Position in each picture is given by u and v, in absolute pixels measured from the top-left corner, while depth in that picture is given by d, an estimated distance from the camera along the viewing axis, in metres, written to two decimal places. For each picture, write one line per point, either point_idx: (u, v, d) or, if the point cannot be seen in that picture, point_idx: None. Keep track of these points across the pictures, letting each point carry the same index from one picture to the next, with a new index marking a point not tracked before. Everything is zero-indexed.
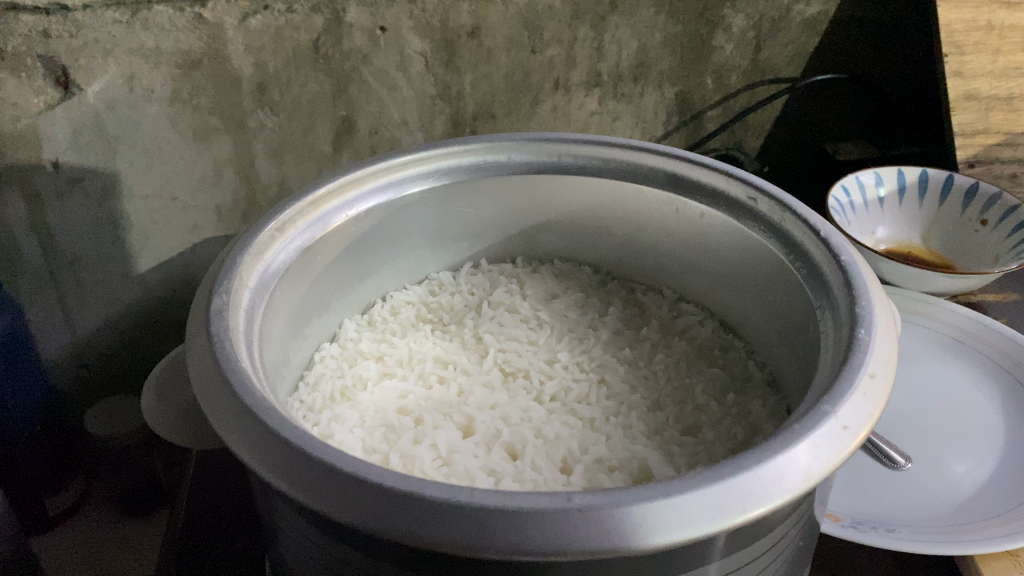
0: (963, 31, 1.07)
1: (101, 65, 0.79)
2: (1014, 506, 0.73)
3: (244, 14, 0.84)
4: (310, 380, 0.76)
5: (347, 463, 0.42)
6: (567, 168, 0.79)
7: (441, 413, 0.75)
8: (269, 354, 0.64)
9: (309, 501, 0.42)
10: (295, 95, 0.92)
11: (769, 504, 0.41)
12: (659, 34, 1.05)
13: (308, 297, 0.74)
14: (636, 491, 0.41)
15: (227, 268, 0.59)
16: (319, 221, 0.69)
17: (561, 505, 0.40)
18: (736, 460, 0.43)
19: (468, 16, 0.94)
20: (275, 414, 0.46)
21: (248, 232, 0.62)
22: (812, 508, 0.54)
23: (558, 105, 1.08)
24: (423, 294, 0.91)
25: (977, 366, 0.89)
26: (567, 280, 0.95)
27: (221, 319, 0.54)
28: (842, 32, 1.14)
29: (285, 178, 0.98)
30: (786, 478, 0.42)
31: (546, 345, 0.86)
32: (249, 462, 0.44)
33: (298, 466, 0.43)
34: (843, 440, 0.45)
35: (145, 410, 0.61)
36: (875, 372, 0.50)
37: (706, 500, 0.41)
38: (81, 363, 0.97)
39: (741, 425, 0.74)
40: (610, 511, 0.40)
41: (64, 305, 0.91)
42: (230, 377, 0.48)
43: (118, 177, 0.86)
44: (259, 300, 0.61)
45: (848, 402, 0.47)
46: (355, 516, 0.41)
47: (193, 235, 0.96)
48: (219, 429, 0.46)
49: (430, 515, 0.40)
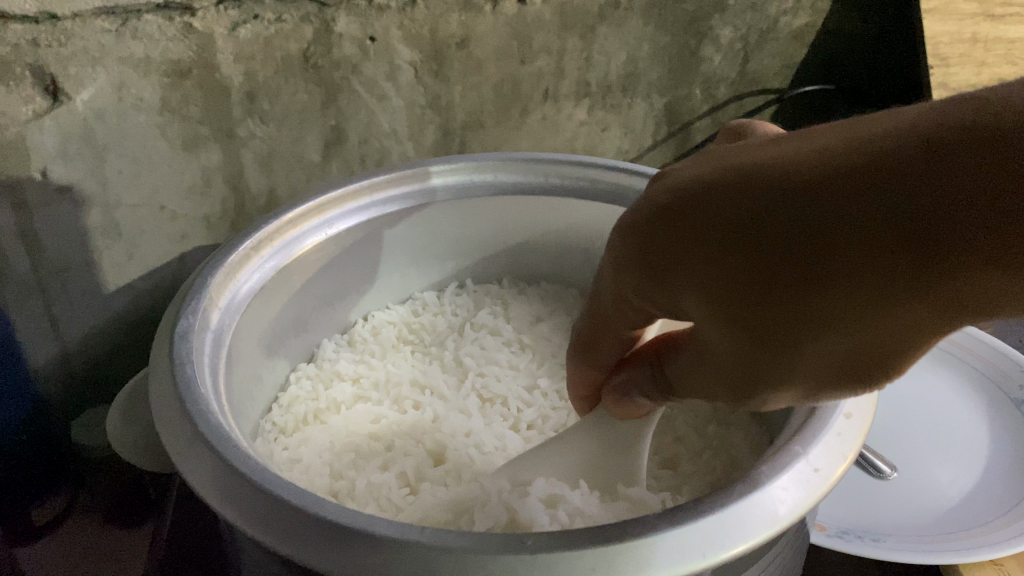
0: (948, 43, 1.05)
1: (90, 74, 0.79)
2: (998, 515, 0.74)
3: (234, 23, 0.84)
4: (284, 401, 0.76)
5: (299, 496, 0.41)
6: (548, 189, 0.79)
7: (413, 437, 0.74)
8: (238, 377, 0.64)
9: (261, 537, 0.40)
10: (285, 104, 0.92)
11: (730, 552, 0.40)
12: (647, 45, 1.07)
13: (284, 316, 0.74)
14: (597, 533, 0.40)
15: (198, 288, 0.59)
16: (295, 241, 0.69)
17: (513, 548, 0.39)
18: (699, 502, 0.42)
19: (458, 27, 0.95)
20: (230, 443, 0.45)
21: (221, 252, 0.62)
22: (790, 539, 0.52)
23: (547, 115, 1.09)
24: (406, 314, 0.90)
25: (960, 375, 0.90)
26: (554, 300, 0.94)
27: (188, 340, 0.54)
28: (831, 44, 1.19)
29: (273, 188, 0.98)
30: (751, 523, 0.41)
31: (527, 369, 0.87)
32: (200, 490, 0.43)
33: (247, 495, 0.42)
34: (814, 483, 0.44)
35: (109, 430, 0.57)
36: (851, 412, 0.48)
37: (664, 544, 0.40)
38: (69, 374, 0.96)
39: (721, 452, 0.73)
40: (563, 554, 0.39)
41: (52, 316, 0.90)
42: (189, 402, 0.47)
43: (107, 186, 0.86)
44: (230, 320, 0.61)
45: (820, 443, 0.46)
46: (305, 554, 0.39)
47: (182, 243, 0.96)
48: (173, 454, 0.45)
49: (377, 556, 0.39)
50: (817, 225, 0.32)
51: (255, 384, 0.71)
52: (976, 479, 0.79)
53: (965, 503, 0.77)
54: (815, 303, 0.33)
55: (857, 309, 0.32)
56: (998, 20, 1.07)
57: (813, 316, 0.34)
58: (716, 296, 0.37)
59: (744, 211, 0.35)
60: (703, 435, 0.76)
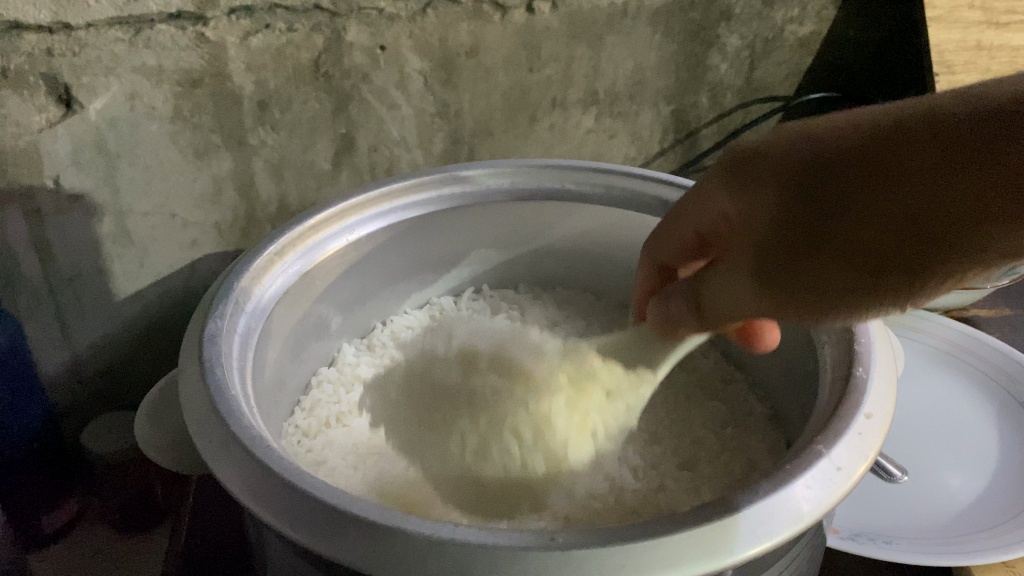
0: (952, 51, 1.06)
1: (102, 83, 0.80)
2: (1009, 518, 0.74)
3: (246, 33, 0.85)
4: (306, 406, 0.77)
5: (332, 495, 0.42)
6: (566, 194, 0.80)
7: (445, 356, 0.79)
8: (263, 382, 0.64)
9: (294, 535, 0.41)
10: (295, 113, 0.93)
11: (757, 547, 0.41)
12: (654, 53, 1.08)
13: (306, 322, 0.74)
14: (626, 529, 0.41)
15: (224, 293, 0.59)
16: (317, 247, 0.70)
17: (543, 543, 0.40)
18: (726, 501, 0.42)
19: (467, 35, 0.96)
20: (261, 443, 0.45)
21: (246, 257, 0.63)
22: (811, 538, 0.53)
23: (555, 122, 1.10)
24: (424, 319, 0.90)
25: (967, 378, 0.91)
26: (569, 308, 0.94)
27: (216, 344, 0.54)
28: (836, 53, 1.20)
29: (285, 196, 0.99)
30: (776, 521, 0.42)
31: None
32: (233, 490, 0.43)
33: (280, 495, 0.42)
34: (838, 482, 0.44)
35: (136, 432, 0.57)
36: (871, 412, 0.49)
37: (691, 540, 0.40)
38: (79, 379, 0.98)
39: (738, 461, 0.72)
40: (594, 551, 0.39)
41: (63, 322, 0.92)
42: (220, 405, 0.48)
43: (118, 194, 0.87)
44: (255, 324, 0.61)
45: (842, 443, 0.46)
46: (341, 553, 0.40)
47: (193, 251, 0.96)
48: (206, 455, 0.46)
49: (411, 552, 0.39)
50: (882, 143, 0.38)
51: (279, 387, 0.71)
52: (987, 484, 0.79)
53: (976, 506, 0.77)
54: (849, 187, 0.38)
55: (879, 201, 0.37)
56: (1003, 28, 1.08)
57: (844, 197, 0.38)
58: (783, 175, 0.42)
59: (840, 124, 0.41)
60: (718, 439, 0.76)
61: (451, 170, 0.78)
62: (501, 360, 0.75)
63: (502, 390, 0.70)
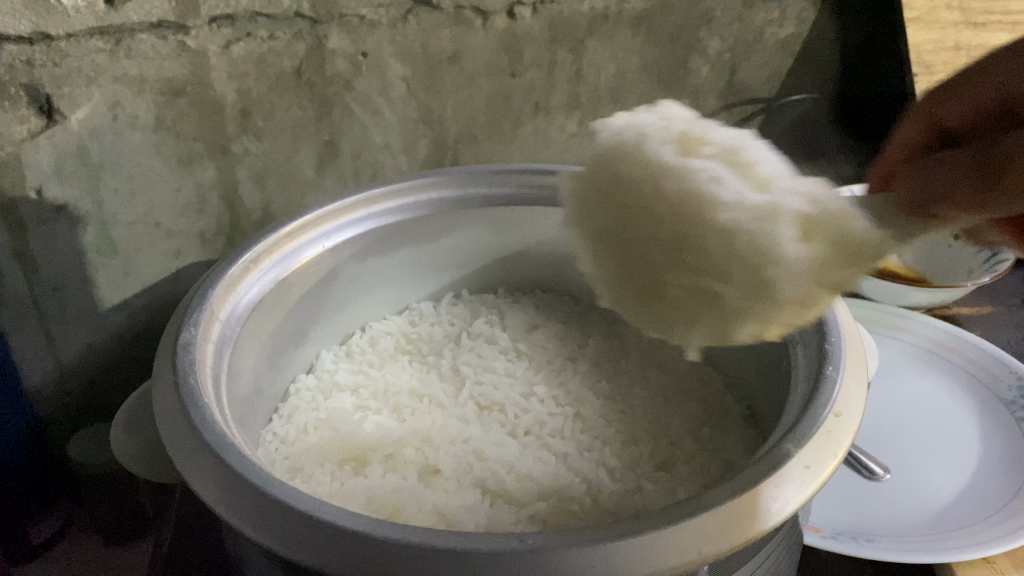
0: (931, 51, 1.06)
1: (85, 93, 0.80)
2: (988, 514, 0.74)
3: (227, 41, 0.85)
4: (284, 413, 0.77)
5: (303, 501, 0.42)
6: (540, 198, 0.80)
7: (657, 131, 0.53)
8: (241, 388, 0.65)
9: (266, 541, 0.41)
10: (278, 120, 0.93)
11: (726, 546, 0.41)
12: (636, 57, 1.08)
13: (283, 329, 0.75)
14: (595, 532, 0.41)
15: (199, 301, 0.59)
16: (293, 255, 0.70)
17: (513, 547, 0.40)
18: (696, 500, 0.43)
19: (449, 41, 0.96)
20: (232, 450, 0.45)
21: (221, 265, 0.63)
22: (785, 537, 0.53)
23: (539, 128, 1.10)
24: (403, 325, 0.90)
25: (948, 377, 0.92)
26: (548, 311, 0.94)
27: (189, 352, 0.54)
28: (815, 55, 1.20)
29: (268, 203, 0.99)
30: (745, 520, 0.42)
31: (524, 377, 0.85)
32: (206, 497, 0.44)
33: (252, 502, 0.42)
34: (805, 480, 0.44)
35: (113, 445, 0.57)
36: (840, 411, 0.49)
37: (659, 540, 0.40)
38: (65, 389, 0.96)
39: (715, 462, 0.72)
40: (565, 552, 0.39)
41: (48, 334, 0.91)
42: (193, 413, 0.48)
43: (102, 204, 0.87)
44: (230, 332, 0.61)
45: (811, 441, 0.46)
46: (310, 559, 0.40)
47: (177, 260, 0.96)
48: (179, 464, 0.46)
49: (380, 558, 0.40)
50: None
51: (256, 394, 0.71)
52: (967, 480, 0.80)
53: (957, 504, 0.77)
54: None
55: None
56: (981, 28, 1.08)
57: None
58: None
59: None
60: (696, 438, 0.77)
61: (428, 176, 0.79)
62: (730, 149, 0.51)
63: (732, 209, 0.48)
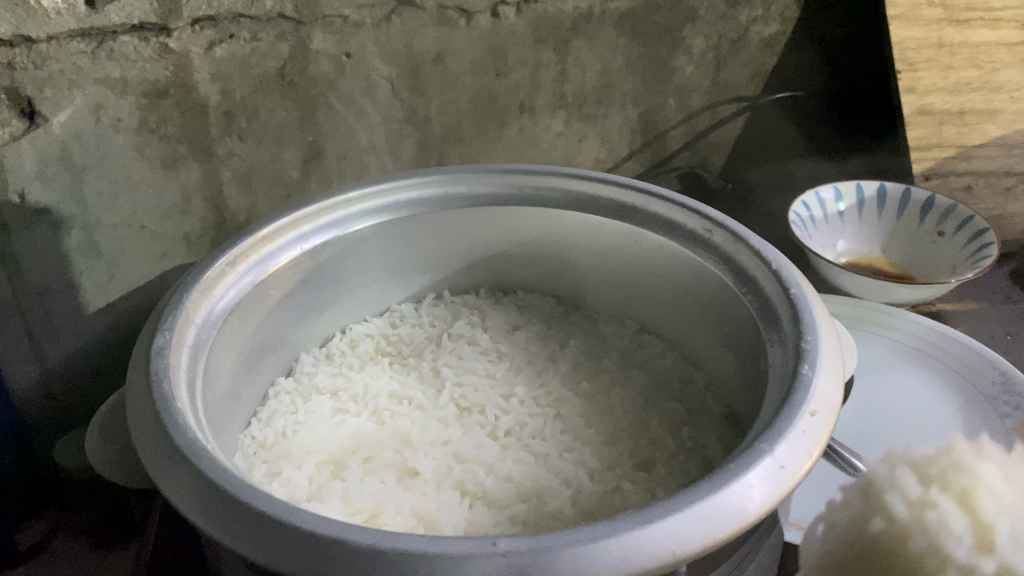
0: (915, 48, 1.05)
1: (67, 96, 0.79)
2: None
3: (210, 43, 0.84)
4: (263, 416, 0.77)
5: (275, 505, 0.42)
6: (518, 198, 0.80)
7: None
8: (217, 393, 0.64)
9: (236, 546, 0.41)
10: (262, 122, 0.92)
11: (700, 548, 0.41)
12: (621, 56, 1.08)
13: (261, 333, 0.74)
14: (569, 533, 0.40)
15: (174, 304, 0.59)
16: (269, 258, 0.70)
17: (487, 550, 0.39)
18: (671, 501, 0.43)
19: (433, 41, 0.96)
20: (205, 456, 0.45)
21: (197, 268, 0.63)
22: (763, 537, 0.53)
23: (524, 127, 1.10)
24: (384, 326, 0.90)
25: (935, 374, 0.92)
26: (530, 311, 0.94)
27: (164, 357, 0.54)
28: (800, 52, 1.19)
29: (254, 205, 0.98)
30: (719, 520, 0.42)
31: (505, 378, 0.85)
32: (178, 504, 0.44)
33: (224, 507, 0.42)
34: (780, 480, 0.44)
35: (88, 449, 0.57)
36: (816, 410, 0.49)
37: (634, 541, 0.40)
38: (48, 394, 0.95)
39: (695, 461, 0.72)
40: (541, 554, 0.39)
41: (31, 337, 0.90)
42: (167, 419, 0.48)
43: (85, 207, 0.86)
44: (205, 337, 0.61)
45: (786, 441, 0.46)
46: (280, 564, 0.40)
47: (162, 262, 0.95)
48: (153, 470, 0.46)
49: (352, 562, 0.39)
50: None
51: (233, 398, 0.71)
52: None
53: None
54: None
55: None
56: (963, 25, 1.06)
57: None
58: None
59: None
60: (677, 438, 0.77)
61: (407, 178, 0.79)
62: None
63: None
